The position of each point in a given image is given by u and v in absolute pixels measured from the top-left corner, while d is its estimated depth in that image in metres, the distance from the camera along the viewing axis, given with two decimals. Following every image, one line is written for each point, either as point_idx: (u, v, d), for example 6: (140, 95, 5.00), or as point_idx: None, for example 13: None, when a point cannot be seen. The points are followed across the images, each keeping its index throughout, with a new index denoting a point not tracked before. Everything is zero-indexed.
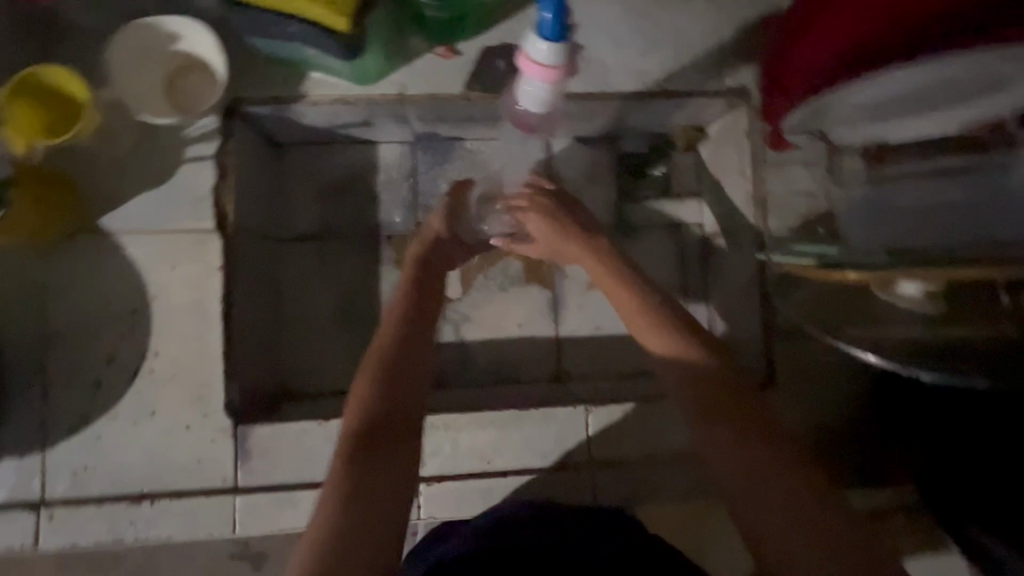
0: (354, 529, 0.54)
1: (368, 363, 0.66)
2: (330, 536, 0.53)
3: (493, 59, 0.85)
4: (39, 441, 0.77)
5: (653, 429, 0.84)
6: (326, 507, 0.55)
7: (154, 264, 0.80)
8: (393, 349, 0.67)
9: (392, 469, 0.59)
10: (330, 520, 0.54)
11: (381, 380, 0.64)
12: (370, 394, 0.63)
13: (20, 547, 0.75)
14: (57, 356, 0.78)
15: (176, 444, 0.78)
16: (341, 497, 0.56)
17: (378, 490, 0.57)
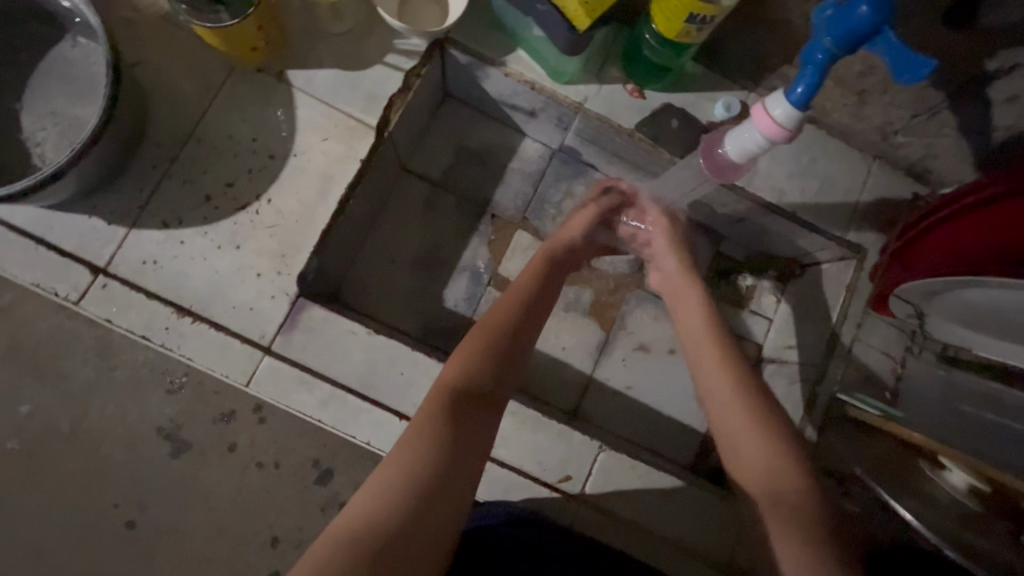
0: (439, 477, 0.60)
1: (480, 333, 0.74)
2: (418, 476, 0.59)
3: (670, 116, 0.92)
4: (131, 218, 0.79)
5: (652, 497, 0.85)
6: (409, 457, 0.61)
7: (309, 127, 0.85)
8: (503, 335, 0.74)
9: (475, 440, 0.65)
10: (420, 461, 0.60)
11: (483, 357, 0.72)
12: (468, 374, 0.70)
13: (63, 298, 0.76)
14: (188, 157, 0.82)
15: (242, 283, 0.81)
16: (434, 444, 0.62)
17: (463, 452, 0.63)
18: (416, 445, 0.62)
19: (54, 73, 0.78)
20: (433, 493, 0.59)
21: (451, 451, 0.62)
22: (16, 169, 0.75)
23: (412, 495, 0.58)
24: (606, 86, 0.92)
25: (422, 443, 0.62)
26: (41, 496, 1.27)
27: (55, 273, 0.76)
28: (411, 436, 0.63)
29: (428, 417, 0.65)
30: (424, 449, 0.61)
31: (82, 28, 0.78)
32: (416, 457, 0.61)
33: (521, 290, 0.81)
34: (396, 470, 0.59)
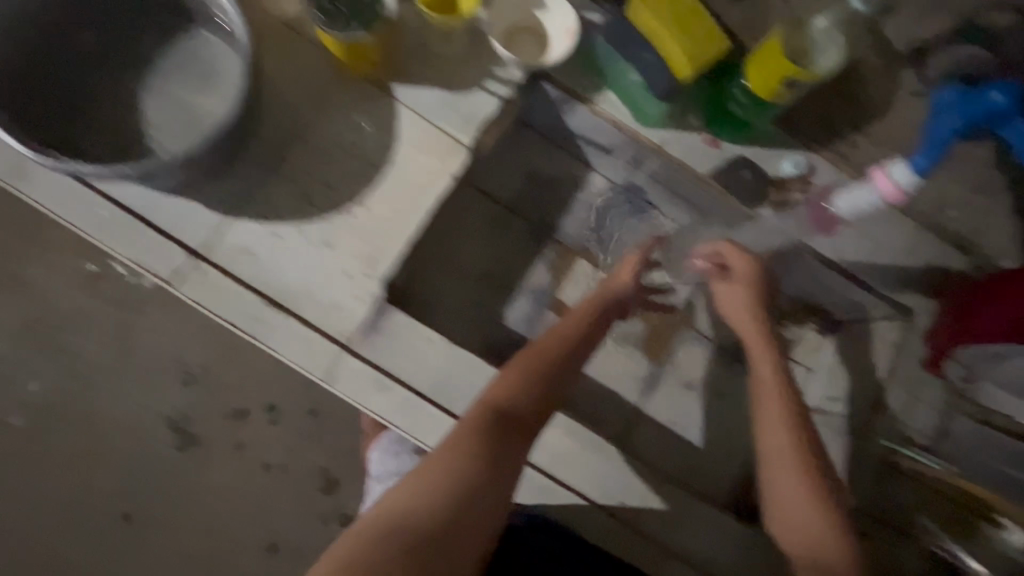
0: (468, 495, 0.68)
1: (526, 361, 0.82)
2: (450, 485, 0.67)
3: (742, 168, 0.97)
4: (230, 207, 0.81)
5: (671, 517, 0.85)
6: (449, 464, 0.69)
7: (409, 140, 0.88)
8: (548, 371, 0.83)
9: (503, 467, 0.72)
10: (459, 469, 0.69)
11: (527, 391, 0.79)
12: (513, 398, 0.77)
13: (159, 278, 0.78)
14: (295, 156, 0.85)
15: (329, 282, 0.82)
16: (463, 464, 0.69)
17: (491, 477, 0.70)
18: (448, 461, 0.69)
19: (179, 60, 0.81)
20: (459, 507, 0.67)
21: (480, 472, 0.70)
22: (136, 148, 0.78)
23: (445, 497, 0.67)
24: (685, 132, 0.97)
25: (460, 454, 0.70)
26: (61, 468, 1.27)
27: (153, 252, 0.78)
28: (444, 453, 0.70)
29: (462, 437, 0.72)
30: (454, 467, 0.69)
31: (208, 21, 0.80)
32: (448, 469, 0.68)
33: (569, 331, 0.91)
34: (435, 479, 0.67)
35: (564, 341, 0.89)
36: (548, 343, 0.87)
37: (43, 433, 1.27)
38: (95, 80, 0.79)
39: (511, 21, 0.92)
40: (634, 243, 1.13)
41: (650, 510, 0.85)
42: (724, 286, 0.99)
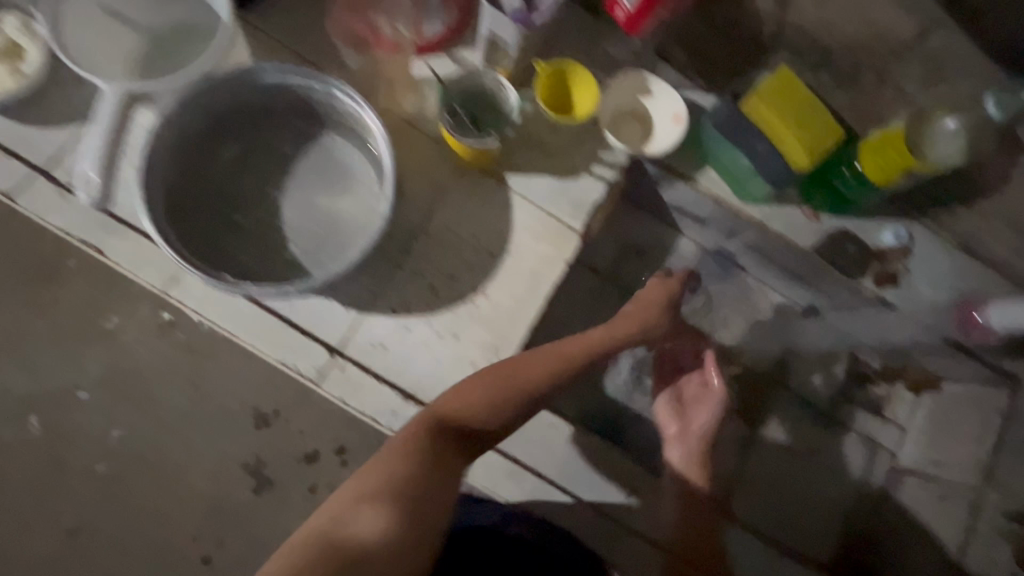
0: (406, 505, 0.65)
1: (497, 371, 0.76)
2: (391, 496, 0.65)
3: (843, 242, 0.99)
4: (364, 303, 0.85)
5: (645, 504, 0.94)
6: (392, 475, 0.66)
7: (524, 229, 0.91)
8: (520, 387, 0.76)
9: (444, 480, 0.69)
10: (404, 482, 0.66)
11: (489, 405, 0.75)
12: (474, 411, 0.74)
13: (304, 375, 0.82)
14: (419, 248, 0.88)
15: (459, 372, 0.86)
16: (405, 473, 0.67)
17: (434, 483, 0.68)
18: (389, 470, 0.67)
19: (310, 163, 0.85)
20: (399, 522, 0.64)
21: (422, 486, 0.67)
22: (281, 253, 0.82)
23: (383, 504, 0.64)
24: (786, 207, 0.98)
25: (402, 463, 0.68)
26: (150, 521, 1.30)
27: (297, 351, 0.82)
28: (382, 462, 0.68)
29: (402, 453, 0.69)
30: (395, 475, 0.66)
31: (340, 126, 0.84)
32: (389, 478, 0.66)
33: (568, 347, 0.82)
34: (373, 487, 0.65)
35: (558, 355, 0.81)
36: (532, 369, 0.78)
37: (133, 487, 1.30)
38: (238, 188, 0.83)
39: (618, 107, 0.92)
40: (725, 308, 1.15)
41: (619, 503, 0.93)
42: (680, 448, 0.97)
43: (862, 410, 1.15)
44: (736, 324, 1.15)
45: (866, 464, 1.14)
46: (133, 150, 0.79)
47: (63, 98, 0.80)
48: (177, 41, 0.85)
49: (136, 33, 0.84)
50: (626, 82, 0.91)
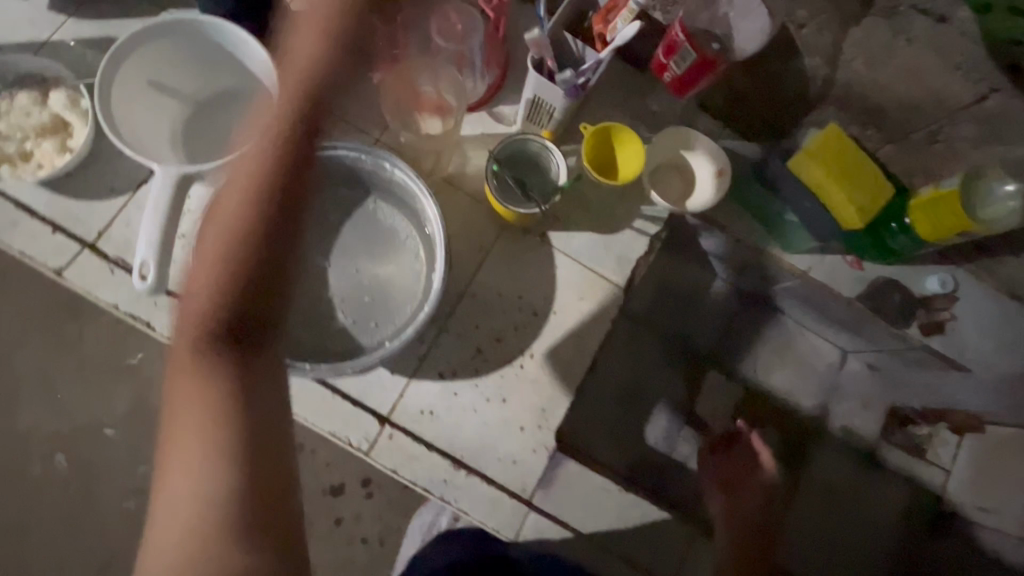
0: (216, 465, 0.50)
1: (216, 225, 0.52)
2: (222, 457, 0.50)
3: (890, 291, 0.97)
4: (412, 369, 0.84)
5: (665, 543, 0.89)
6: (195, 469, 0.50)
7: (568, 288, 0.90)
8: (245, 233, 0.52)
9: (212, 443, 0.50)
10: (200, 473, 0.50)
11: (214, 280, 0.51)
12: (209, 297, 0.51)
13: (354, 446, 0.81)
14: (463, 310, 0.88)
15: (508, 436, 0.85)
16: (210, 458, 0.50)
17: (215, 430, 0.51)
18: (195, 486, 0.50)
19: (355, 229, 0.85)
20: (251, 509, 0.50)
21: (224, 466, 0.50)
22: (329, 323, 0.82)
23: (204, 521, 0.49)
24: (829, 257, 0.97)
25: (200, 434, 0.51)
26: None
27: (347, 423, 0.81)
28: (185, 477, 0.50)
29: (189, 410, 0.51)
30: (195, 472, 0.50)
31: (384, 192, 0.84)
32: (195, 468, 0.50)
33: (258, 143, 0.54)
34: (189, 487, 0.50)
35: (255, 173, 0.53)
36: (228, 214, 0.53)
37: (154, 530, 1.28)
38: None
39: (658, 161, 0.92)
40: (766, 351, 1.14)
41: (615, 530, 0.86)
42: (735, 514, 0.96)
43: (904, 452, 1.09)
44: (774, 368, 1.14)
45: (912, 502, 1.08)
46: (186, 223, 0.82)
47: (111, 170, 0.81)
48: (219, 108, 0.85)
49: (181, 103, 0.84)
50: (667, 138, 0.92)
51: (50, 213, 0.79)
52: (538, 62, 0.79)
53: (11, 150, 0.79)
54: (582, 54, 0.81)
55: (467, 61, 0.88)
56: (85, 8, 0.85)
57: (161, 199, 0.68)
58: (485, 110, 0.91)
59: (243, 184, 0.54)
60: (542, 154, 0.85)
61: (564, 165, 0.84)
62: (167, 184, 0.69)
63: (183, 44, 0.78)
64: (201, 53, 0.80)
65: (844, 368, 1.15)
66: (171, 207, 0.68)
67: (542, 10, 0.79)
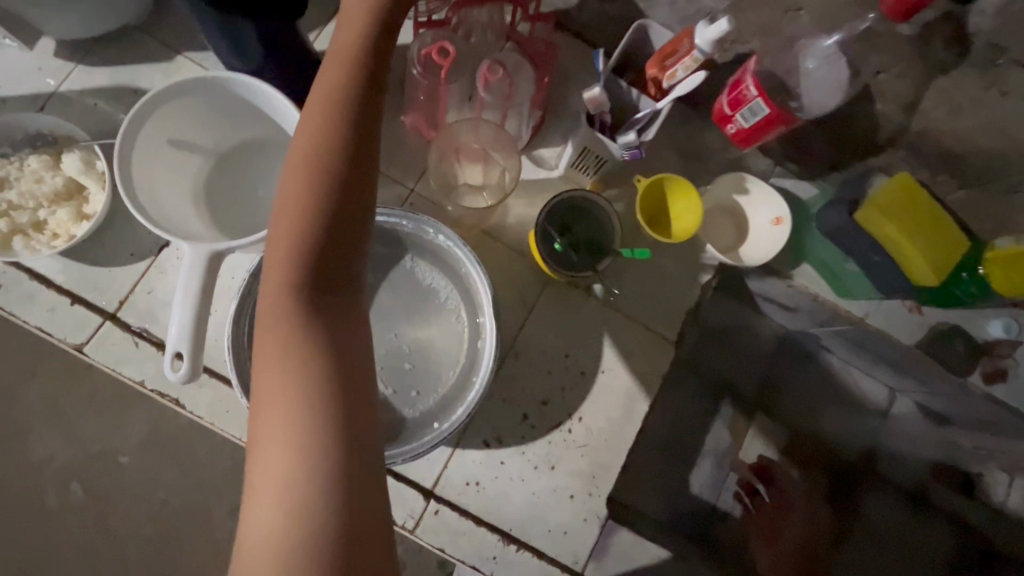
0: (319, 423, 0.47)
1: (297, 164, 0.50)
2: (321, 420, 0.47)
3: (950, 339, 0.93)
4: (456, 438, 0.80)
5: None
6: (292, 427, 0.46)
7: (616, 344, 0.85)
8: (323, 175, 0.49)
9: (299, 386, 0.47)
10: (297, 434, 0.46)
11: (300, 226, 0.49)
12: (299, 240, 0.49)
13: (399, 525, 0.77)
14: (508, 371, 0.83)
15: (558, 506, 0.81)
16: (308, 411, 0.47)
17: (301, 388, 0.47)
18: (297, 448, 0.46)
19: (392, 290, 0.80)
20: (353, 464, 0.47)
21: (323, 413, 0.47)
22: None
23: (306, 480, 0.45)
24: (885, 302, 0.92)
25: (294, 389, 0.47)
26: None
27: (392, 499, 0.77)
28: (282, 421, 0.47)
29: (277, 365, 0.48)
30: (294, 427, 0.46)
31: (424, 251, 0.79)
32: (294, 426, 0.46)
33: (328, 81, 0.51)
34: (283, 448, 0.46)
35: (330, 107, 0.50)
36: (304, 153, 0.50)
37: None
38: None
39: (710, 208, 0.88)
40: (809, 389, 1.09)
41: None
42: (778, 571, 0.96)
43: (957, 498, 1.03)
44: (819, 410, 1.08)
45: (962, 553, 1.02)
46: (225, 290, 0.78)
47: (130, 234, 0.76)
48: (248, 158, 0.81)
49: (204, 157, 0.78)
50: (721, 183, 0.87)
51: (67, 283, 0.74)
52: (590, 117, 0.75)
53: (24, 221, 0.73)
54: (636, 103, 0.75)
55: (512, 111, 0.80)
56: (99, 55, 0.79)
57: (190, 280, 0.63)
58: (526, 154, 0.86)
59: (313, 126, 0.50)
60: (602, 215, 0.80)
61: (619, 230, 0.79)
62: (198, 263, 0.63)
63: (197, 100, 0.71)
64: (222, 107, 0.74)
65: (891, 411, 1.07)
66: (202, 289, 0.63)
67: (599, 61, 0.74)
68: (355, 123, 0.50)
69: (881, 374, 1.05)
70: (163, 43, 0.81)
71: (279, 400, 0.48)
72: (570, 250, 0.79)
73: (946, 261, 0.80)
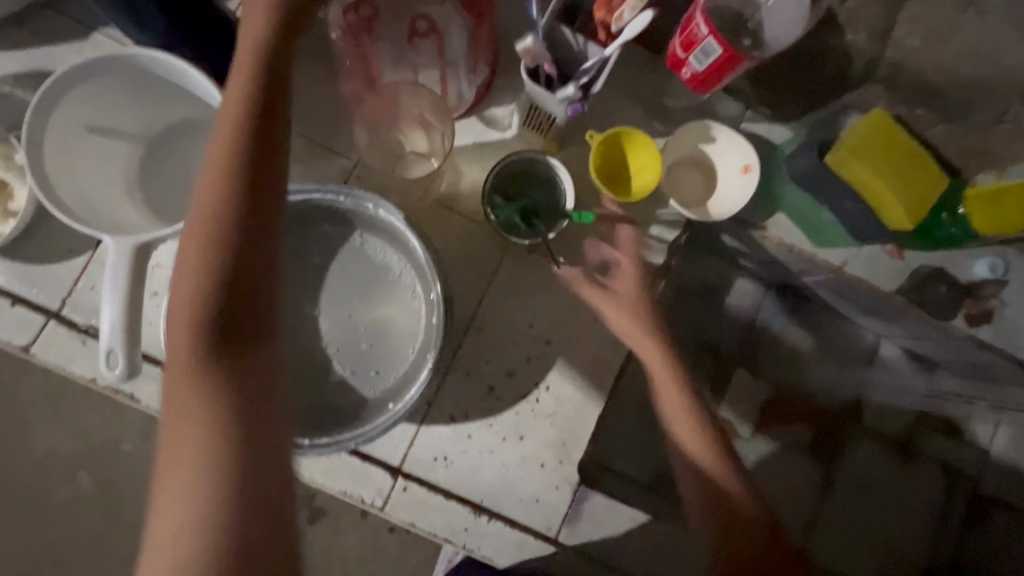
0: (215, 428, 0.50)
1: (211, 175, 0.53)
2: (219, 425, 0.50)
3: (935, 282, 0.88)
4: (421, 415, 0.79)
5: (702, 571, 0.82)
6: (191, 428, 0.50)
7: (581, 312, 0.82)
8: (230, 190, 0.53)
9: (195, 410, 0.51)
10: (197, 436, 0.50)
11: (207, 235, 0.53)
12: (208, 249, 0.52)
13: (368, 503, 0.77)
14: (471, 345, 0.81)
15: (529, 476, 0.80)
16: (208, 415, 0.51)
17: (208, 393, 0.51)
18: (197, 455, 0.49)
19: (343, 269, 0.77)
20: (248, 469, 0.50)
21: (221, 428, 0.50)
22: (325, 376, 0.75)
23: (204, 480, 0.49)
24: (865, 248, 0.88)
25: (197, 395, 0.51)
26: None
27: (359, 481, 0.77)
28: (181, 470, 0.49)
29: (185, 371, 0.52)
30: (197, 430, 0.50)
31: (371, 227, 0.76)
32: (194, 426, 0.50)
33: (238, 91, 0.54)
34: (184, 449, 0.50)
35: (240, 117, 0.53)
36: (216, 166, 0.53)
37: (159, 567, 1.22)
38: None
39: (675, 161, 0.83)
40: (794, 341, 1.05)
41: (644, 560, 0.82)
42: None
43: (942, 439, 1.04)
44: (801, 362, 1.05)
45: (946, 495, 1.03)
46: (157, 278, 0.75)
47: (62, 229, 0.73)
48: (181, 140, 0.76)
49: (131, 143, 0.74)
50: (684, 133, 0.81)
51: (6, 283, 0.72)
52: (534, 71, 0.70)
53: None
54: (583, 52, 0.69)
55: (450, 70, 0.78)
56: (6, 39, 0.74)
57: (119, 274, 0.60)
58: (473, 115, 0.81)
59: (225, 137, 0.54)
60: (551, 176, 0.76)
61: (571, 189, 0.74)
62: (123, 257, 0.61)
63: (116, 84, 0.68)
64: (144, 88, 0.70)
65: (878, 357, 1.05)
66: (131, 283, 0.60)
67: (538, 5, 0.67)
68: (264, 138, 0.54)
69: (863, 322, 1.03)
70: (74, 20, 0.75)
71: (186, 404, 0.51)
72: (517, 216, 0.74)
73: (923, 201, 0.76)
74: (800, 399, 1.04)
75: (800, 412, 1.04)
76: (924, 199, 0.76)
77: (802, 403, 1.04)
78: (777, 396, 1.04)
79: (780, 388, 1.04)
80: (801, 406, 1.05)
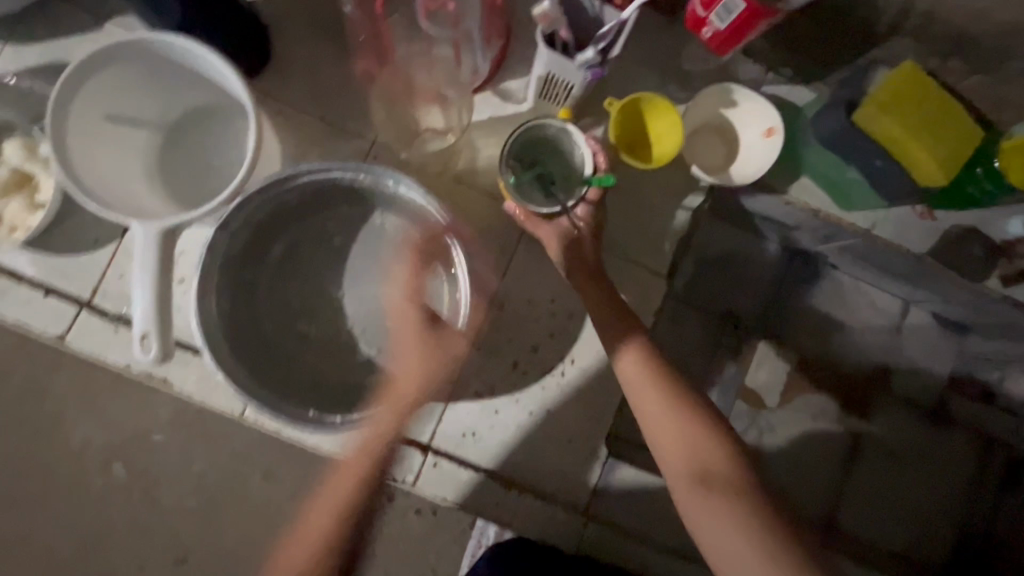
0: (353, 500, 0.66)
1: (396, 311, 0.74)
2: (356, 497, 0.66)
3: (966, 241, 0.87)
4: (447, 393, 0.79)
5: None
6: (343, 505, 0.66)
7: None
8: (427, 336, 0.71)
9: (351, 488, 0.66)
10: (338, 502, 0.66)
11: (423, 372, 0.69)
12: (421, 380, 0.69)
13: (399, 480, 0.78)
14: (493, 322, 0.81)
15: (557, 450, 0.80)
16: (348, 493, 0.66)
17: (363, 479, 0.66)
18: (333, 511, 0.65)
19: (364, 248, 0.78)
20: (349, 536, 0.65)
21: (354, 503, 0.66)
22: (350, 356, 0.76)
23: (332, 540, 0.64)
24: (893, 210, 0.87)
25: (354, 477, 0.66)
26: None
27: (389, 459, 0.78)
28: (324, 516, 0.65)
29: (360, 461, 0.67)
30: (339, 502, 0.66)
31: (390, 205, 0.75)
32: (344, 499, 0.66)
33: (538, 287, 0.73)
34: (331, 513, 0.65)
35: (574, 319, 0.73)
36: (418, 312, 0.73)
37: None
38: (298, 293, 0.77)
39: (696, 128, 0.81)
40: (821, 308, 1.05)
41: (674, 532, 0.82)
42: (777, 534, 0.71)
43: (975, 402, 1.03)
44: (825, 331, 1.05)
45: (979, 462, 1.03)
46: (183, 264, 0.76)
47: (89, 219, 0.74)
48: (199, 127, 0.77)
49: (150, 131, 0.75)
50: (706, 99, 0.80)
51: (37, 275, 0.73)
52: (549, 37, 0.68)
53: None
54: (598, 17, 0.68)
55: (465, 45, 0.78)
56: (22, 32, 0.75)
57: (147, 260, 0.61)
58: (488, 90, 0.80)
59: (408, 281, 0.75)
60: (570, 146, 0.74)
61: (590, 153, 0.72)
62: (151, 242, 0.61)
63: (134, 70, 0.67)
64: (163, 76, 0.70)
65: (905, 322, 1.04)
66: (159, 269, 0.62)
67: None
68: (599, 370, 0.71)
69: (888, 286, 1.03)
70: (88, 10, 0.75)
71: (349, 481, 0.67)
72: (538, 184, 0.73)
73: (959, 156, 0.73)
74: (825, 369, 1.04)
75: (825, 380, 1.04)
76: (960, 154, 0.73)
77: (827, 372, 1.04)
78: (804, 364, 1.04)
79: (806, 356, 1.04)
80: (826, 374, 1.04)
